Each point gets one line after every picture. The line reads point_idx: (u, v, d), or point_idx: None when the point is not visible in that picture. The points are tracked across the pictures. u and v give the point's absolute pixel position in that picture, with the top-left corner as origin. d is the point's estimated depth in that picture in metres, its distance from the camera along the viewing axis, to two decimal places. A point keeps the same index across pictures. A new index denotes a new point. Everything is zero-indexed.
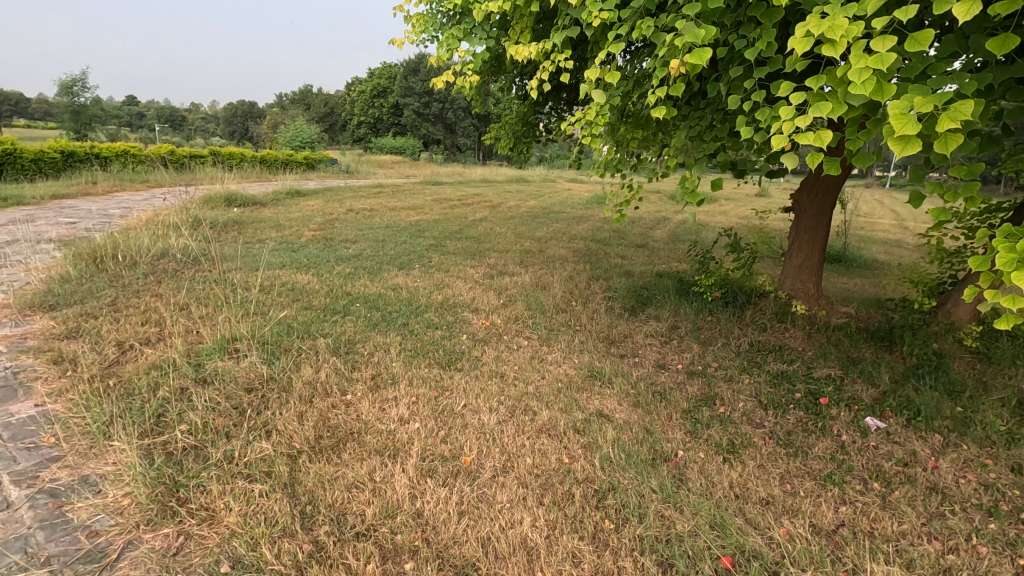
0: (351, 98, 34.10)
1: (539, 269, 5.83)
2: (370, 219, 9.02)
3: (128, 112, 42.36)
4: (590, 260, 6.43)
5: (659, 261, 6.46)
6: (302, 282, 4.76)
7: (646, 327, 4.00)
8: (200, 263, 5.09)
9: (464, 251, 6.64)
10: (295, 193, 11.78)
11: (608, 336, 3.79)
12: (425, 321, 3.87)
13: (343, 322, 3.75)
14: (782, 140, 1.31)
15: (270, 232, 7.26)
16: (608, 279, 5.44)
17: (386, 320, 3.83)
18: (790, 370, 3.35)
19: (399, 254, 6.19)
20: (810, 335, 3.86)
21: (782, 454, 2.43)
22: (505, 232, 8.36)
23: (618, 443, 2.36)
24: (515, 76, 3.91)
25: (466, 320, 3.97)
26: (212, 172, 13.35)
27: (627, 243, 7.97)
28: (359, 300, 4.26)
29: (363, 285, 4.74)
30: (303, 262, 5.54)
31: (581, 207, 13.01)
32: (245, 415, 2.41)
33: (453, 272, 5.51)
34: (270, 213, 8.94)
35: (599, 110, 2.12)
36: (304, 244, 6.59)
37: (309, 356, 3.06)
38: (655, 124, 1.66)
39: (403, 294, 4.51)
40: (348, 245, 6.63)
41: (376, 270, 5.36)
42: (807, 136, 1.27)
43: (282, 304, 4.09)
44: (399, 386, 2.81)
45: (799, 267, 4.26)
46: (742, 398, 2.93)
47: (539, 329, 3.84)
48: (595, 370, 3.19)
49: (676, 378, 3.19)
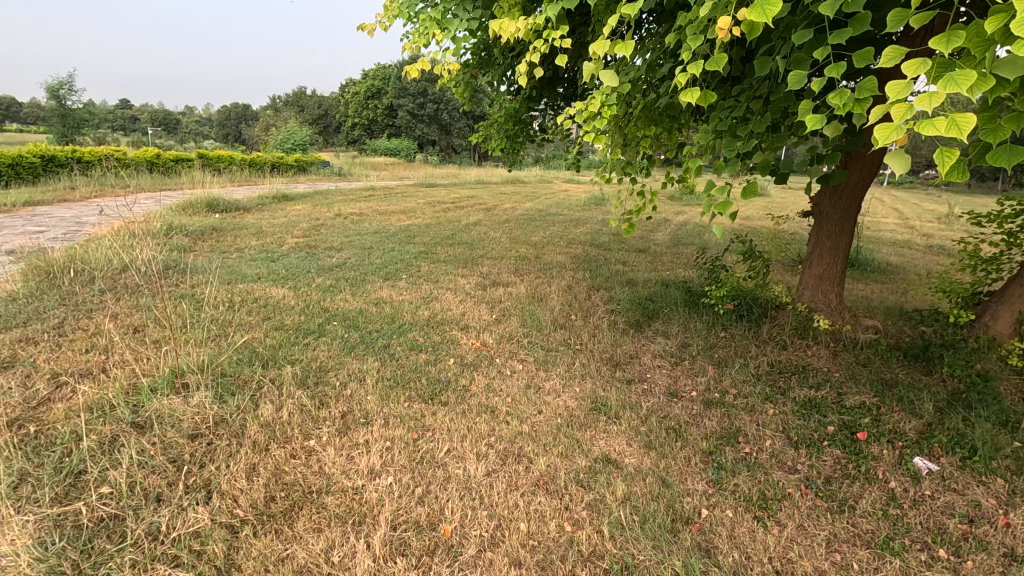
0: (344, 101, 33.70)
1: (535, 279, 5.45)
2: (358, 224, 8.62)
3: (120, 115, 41.95)
4: (590, 268, 6.05)
5: (664, 268, 6.08)
6: (277, 297, 4.35)
7: (654, 346, 3.61)
8: (167, 277, 4.69)
9: (456, 259, 6.24)
10: (282, 197, 11.35)
11: (611, 358, 3.40)
12: (409, 342, 3.47)
13: (316, 345, 3.36)
14: (894, 130, 0.90)
15: (250, 240, 6.86)
16: (610, 288, 5.05)
17: (365, 342, 3.44)
18: (818, 397, 2.96)
19: (386, 263, 5.80)
20: (836, 354, 3.48)
21: (824, 509, 2.04)
22: (500, 236, 7.97)
23: (630, 503, 1.98)
24: (506, 68, 3.50)
25: (454, 340, 3.58)
26: (198, 176, 12.94)
27: (628, 248, 7.57)
28: (337, 318, 3.86)
29: (343, 300, 4.34)
30: (281, 273, 5.14)
31: (578, 210, 12.65)
32: (183, 471, 2.01)
33: (442, 283, 5.12)
34: (253, 219, 8.53)
35: (606, 100, 1.75)
36: (285, 253, 6.19)
37: (270, 390, 2.66)
38: (689, 111, 1.28)
39: (386, 310, 4.11)
40: (332, 253, 6.24)
41: (359, 282, 4.96)
42: (936, 125, 0.88)
43: (250, 324, 3.69)
44: (371, 427, 2.41)
45: (819, 277, 3.86)
46: (769, 434, 2.55)
47: (535, 350, 3.46)
48: (599, 401, 2.80)
49: (691, 409, 2.81)
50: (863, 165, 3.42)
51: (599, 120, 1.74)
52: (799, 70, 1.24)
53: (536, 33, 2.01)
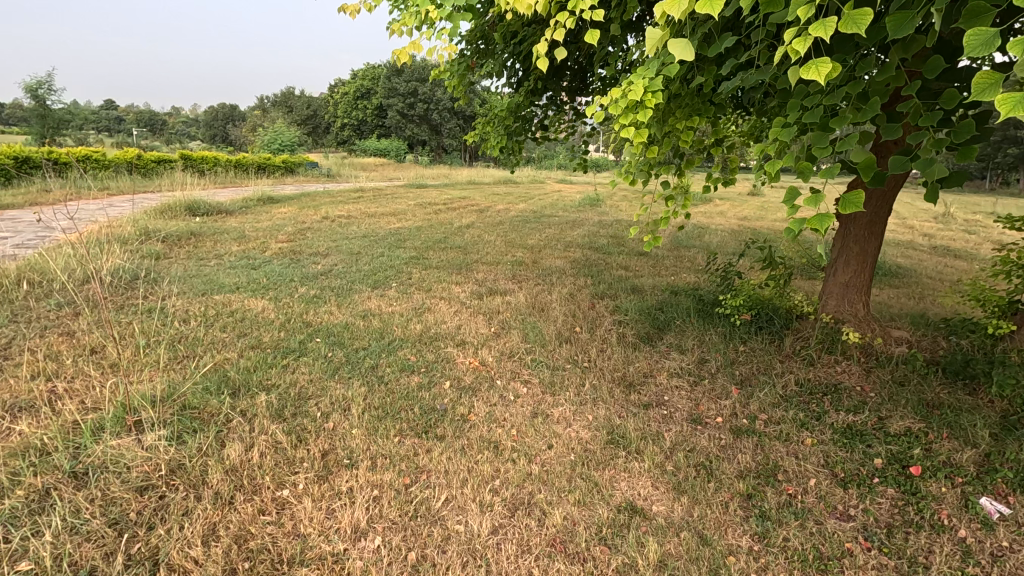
0: (333, 101, 33.22)
1: (534, 286, 5.12)
2: (346, 227, 8.27)
3: (103, 115, 41.18)
4: (591, 273, 5.74)
5: (669, 273, 5.78)
6: (255, 310, 4.00)
7: (670, 363, 3.29)
8: (137, 288, 4.32)
9: (450, 264, 5.90)
10: (267, 199, 10.94)
11: (623, 378, 3.08)
12: (400, 361, 3.14)
13: (297, 366, 3.01)
14: None
15: (231, 245, 6.47)
16: (614, 296, 4.74)
17: (352, 362, 3.10)
18: (857, 422, 2.66)
19: (376, 270, 5.45)
20: (868, 371, 3.18)
21: (892, 571, 1.73)
22: (495, 240, 7.64)
23: (666, 569, 1.66)
24: (507, 56, 3.16)
25: (450, 359, 3.25)
26: (179, 178, 12.49)
27: (628, 251, 7.26)
28: (321, 334, 3.52)
29: (329, 312, 3.99)
30: (261, 282, 4.78)
31: (573, 210, 12.33)
32: (127, 538, 1.66)
33: (436, 292, 4.78)
34: (235, 222, 8.14)
35: (650, 87, 1.43)
36: (268, 259, 5.82)
37: (240, 424, 2.31)
38: (820, 82, 0.95)
39: (375, 324, 3.76)
40: (317, 259, 5.88)
41: (346, 291, 4.61)
42: None
43: (224, 342, 3.33)
44: (356, 471, 2.08)
45: (846, 285, 3.57)
46: (812, 471, 2.24)
47: (539, 369, 3.13)
48: (615, 430, 2.48)
49: (719, 439, 2.50)
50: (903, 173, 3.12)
51: (643, 112, 1.43)
52: (979, 29, 0.93)
53: (558, 9, 1.70)
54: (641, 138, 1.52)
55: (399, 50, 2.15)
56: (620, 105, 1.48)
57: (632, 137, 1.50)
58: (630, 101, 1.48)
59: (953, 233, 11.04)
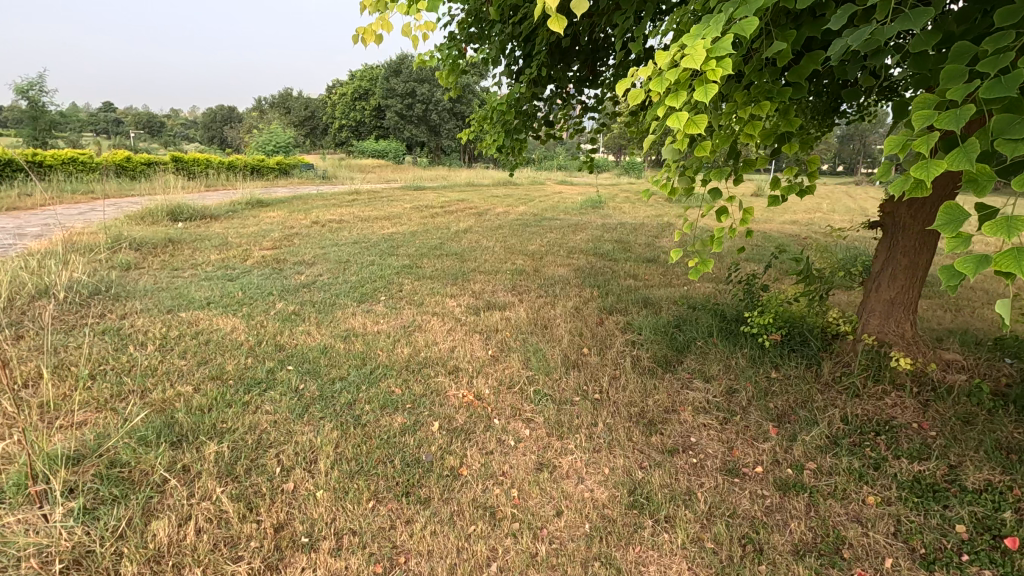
0: (330, 102, 32.81)
1: (537, 298, 4.69)
2: (337, 232, 7.84)
3: (100, 117, 40.88)
4: (598, 283, 5.31)
5: (682, 284, 5.36)
6: (223, 330, 3.56)
7: (695, 395, 2.86)
8: (95, 305, 3.89)
9: (444, 274, 5.46)
10: (257, 203, 10.51)
11: (641, 416, 2.65)
12: (381, 396, 2.69)
13: (259, 404, 2.56)
14: None
15: (210, 254, 6.03)
16: (625, 311, 4.32)
17: (325, 397, 2.66)
18: (924, 471, 2.24)
19: (363, 281, 5.01)
20: (925, 405, 2.74)
21: None
22: (493, 246, 7.19)
23: None
24: (505, 39, 2.74)
25: (440, 391, 2.80)
26: (167, 181, 12.06)
27: (636, 258, 6.81)
28: (294, 361, 3.08)
29: (306, 333, 3.55)
30: (236, 296, 4.34)
31: (575, 213, 11.88)
32: None
33: (428, 306, 4.35)
34: (219, 228, 7.70)
35: (713, 51, 1.10)
36: (247, 269, 5.38)
37: (177, 488, 1.88)
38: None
39: (357, 347, 3.32)
40: (302, 269, 5.44)
41: (329, 307, 4.18)
42: None
43: (180, 372, 2.89)
44: (315, 558, 1.65)
45: (891, 301, 3.11)
46: (885, 546, 1.81)
47: (544, 403, 2.70)
48: (638, 489, 2.05)
49: (762, 497, 2.07)
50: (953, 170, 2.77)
51: (704, 89, 1.10)
52: None
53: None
54: (695, 125, 1.18)
55: (364, 26, 1.71)
56: (669, 77, 1.15)
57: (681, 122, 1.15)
58: (683, 74, 1.15)
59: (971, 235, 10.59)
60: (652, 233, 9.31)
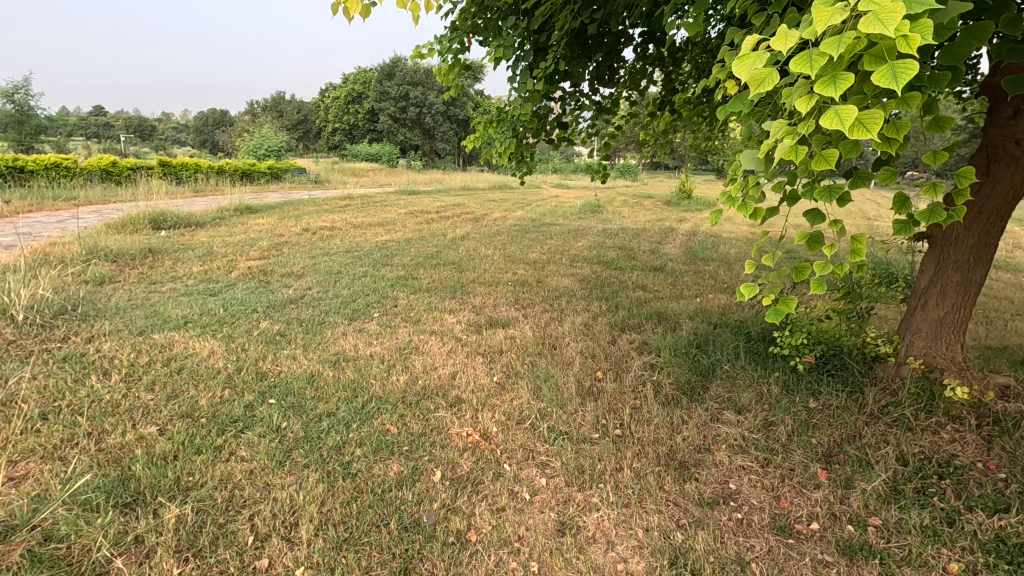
0: (323, 105, 32.45)
1: (542, 313, 4.37)
2: (328, 240, 7.50)
3: (90, 121, 40.44)
4: (605, 295, 5.00)
5: (694, 296, 5.05)
6: (199, 355, 3.22)
7: (728, 431, 2.54)
8: (59, 326, 3.54)
9: (442, 286, 5.13)
10: (246, 209, 10.15)
11: (671, 458, 2.33)
12: (374, 436, 2.36)
13: (234, 450, 2.22)
14: None
15: (193, 265, 5.68)
16: (639, 327, 4.00)
17: (310, 439, 2.32)
18: (1008, 526, 1.92)
19: (355, 295, 4.67)
20: (989, 441, 2.43)
21: None
22: (492, 254, 6.87)
23: None
24: (514, 30, 2.42)
25: (442, 430, 2.47)
26: (153, 187, 11.68)
27: (642, 266, 6.51)
28: (277, 393, 2.74)
29: (291, 358, 3.21)
30: (216, 314, 3.99)
31: (574, 218, 11.59)
32: None
33: (425, 323, 4.03)
34: (204, 236, 7.35)
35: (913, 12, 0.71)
36: (231, 282, 5.04)
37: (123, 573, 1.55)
38: None
39: (348, 374, 2.99)
40: (289, 282, 5.11)
41: (317, 325, 3.84)
42: None
43: (146, 409, 2.55)
44: None
45: (941, 321, 2.77)
46: None
47: (560, 443, 2.38)
48: (679, 560, 1.73)
49: (826, 566, 1.75)
50: (1011, 172, 2.48)
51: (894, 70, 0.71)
52: None
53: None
54: (863, 133, 0.78)
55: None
56: (824, 50, 0.75)
57: (836, 124, 0.76)
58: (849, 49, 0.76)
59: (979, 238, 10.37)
60: (655, 238, 9.02)
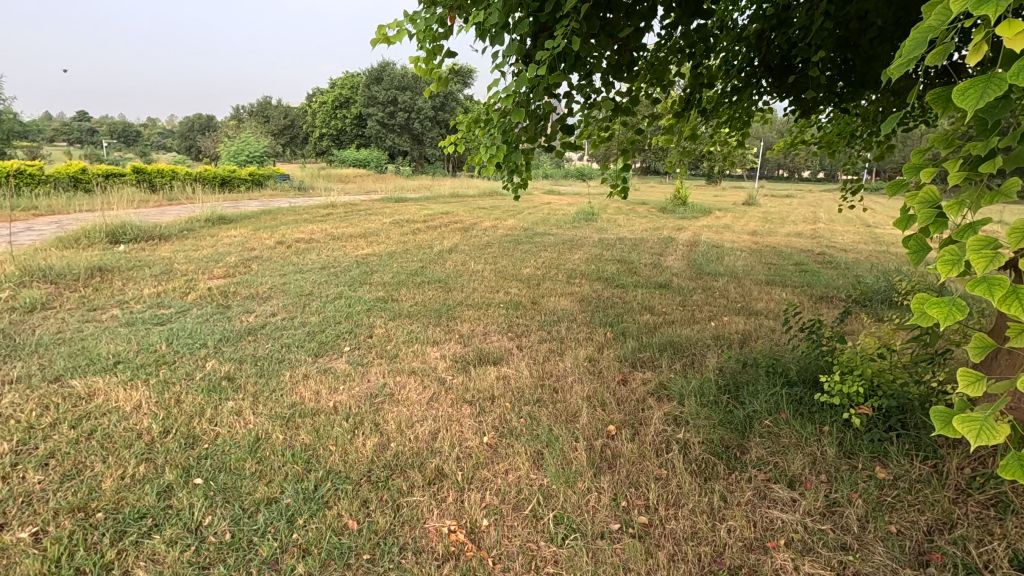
0: (309, 110, 31.78)
1: (539, 344, 3.81)
2: (304, 254, 6.90)
3: (71, 126, 39.59)
4: (610, 319, 4.45)
5: (709, 320, 4.51)
6: (121, 410, 2.61)
7: (782, 518, 1.99)
8: None
9: (425, 310, 4.54)
10: (220, 219, 9.51)
11: (716, 566, 1.78)
12: (325, 540, 1.78)
13: (130, 570, 1.64)
14: None
15: (146, 286, 5.06)
16: (652, 363, 3.45)
17: (238, 546, 1.74)
18: None
19: (325, 323, 4.07)
20: None
21: None
22: (482, 270, 6.30)
23: None
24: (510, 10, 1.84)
25: (415, 524, 1.90)
26: (122, 195, 11.00)
27: (645, 283, 5.96)
28: (206, 469, 2.15)
29: (235, 414, 2.61)
30: (155, 352, 3.39)
31: (569, 226, 11.08)
32: None
33: (403, 360, 3.45)
34: (167, 251, 6.71)
35: None
36: (186, 307, 4.43)
37: None
38: None
39: (302, 437, 2.40)
40: (252, 306, 4.50)
41: (275, 364, 3.25)
42: None
43: (29, 497, 1.95)
44: None
45: None
46: None
47: (571, 547, 1.81)
48: None
49: None
50: None
51: None
52: None
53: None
54: None
55: None
56: None
57: None
58: None
59: None
60: (655, 250, 8.49)
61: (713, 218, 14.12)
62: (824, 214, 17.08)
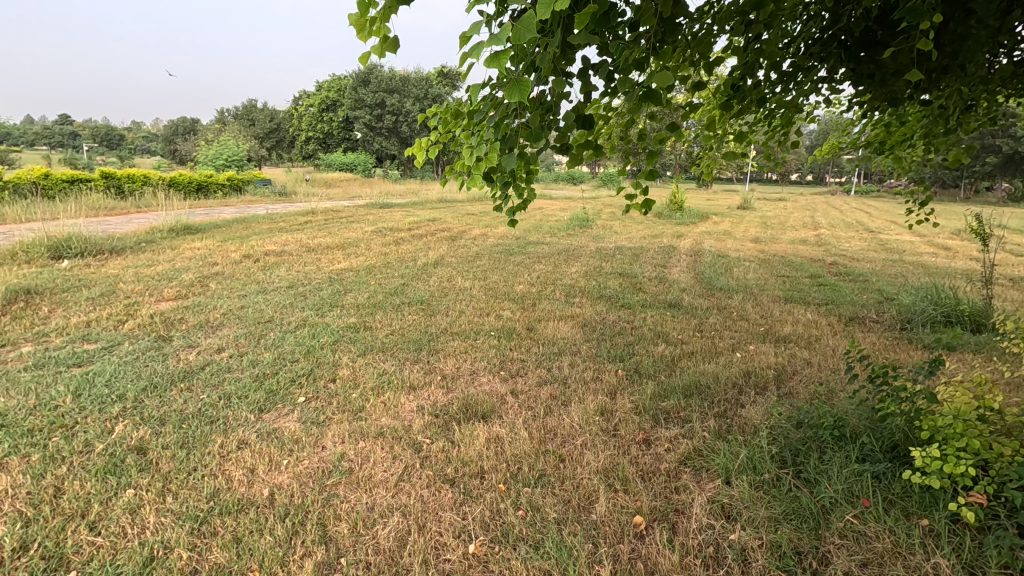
0: (295, 114, 31.00)
1: (538, 388, 3.14)
2: (272, 269, 6.20)
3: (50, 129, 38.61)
4: (620, 351, 3.79)
5: (736, 352, 3.87)
6: None
7: None
8: None
9: (402, 343, 3.85)
10: (186, 229, 8.77)
11: None
12: None
13: None
14: None
15: (79, 313, 4.33)
16: (679, 416, 2.79)
17: None
18: None
19: (280, 363, 3.37)
20: None
21: None
22: (471, 287, 5.64)
23: None
24: None
25: None
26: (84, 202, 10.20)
27: (654, 301, 5.33)
28: None
29: (131, 513, 1.92)
30: (55, 409, 2.68)
31: (565, 234, 10.45)
32: None
33: (370, 415, 2.76)
34: (117, 267, 5.97)
35: None
36: (117, 341, 3.71)
37: None
38: None
39: (212, 557, 1.71)
40: (196, 340, 3.79)
41: (203, 427, 2.55)
42: None
43: None
44: None
45: None
46: None
47: None
48: None
49: None
50: None
51: None
52: None
53: None
54: None
55: None
56: None
57: None
58: None
59: (1004, 255, 9.45)
60: (658, 261, 7.84)
61: (713, 224, 13.58)
62: (824, 219, 16.56)
